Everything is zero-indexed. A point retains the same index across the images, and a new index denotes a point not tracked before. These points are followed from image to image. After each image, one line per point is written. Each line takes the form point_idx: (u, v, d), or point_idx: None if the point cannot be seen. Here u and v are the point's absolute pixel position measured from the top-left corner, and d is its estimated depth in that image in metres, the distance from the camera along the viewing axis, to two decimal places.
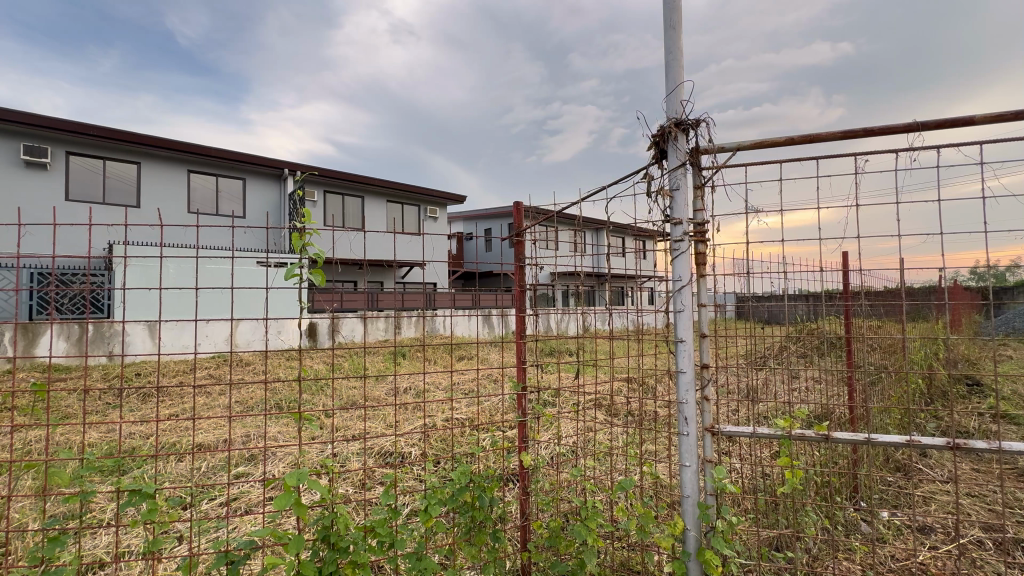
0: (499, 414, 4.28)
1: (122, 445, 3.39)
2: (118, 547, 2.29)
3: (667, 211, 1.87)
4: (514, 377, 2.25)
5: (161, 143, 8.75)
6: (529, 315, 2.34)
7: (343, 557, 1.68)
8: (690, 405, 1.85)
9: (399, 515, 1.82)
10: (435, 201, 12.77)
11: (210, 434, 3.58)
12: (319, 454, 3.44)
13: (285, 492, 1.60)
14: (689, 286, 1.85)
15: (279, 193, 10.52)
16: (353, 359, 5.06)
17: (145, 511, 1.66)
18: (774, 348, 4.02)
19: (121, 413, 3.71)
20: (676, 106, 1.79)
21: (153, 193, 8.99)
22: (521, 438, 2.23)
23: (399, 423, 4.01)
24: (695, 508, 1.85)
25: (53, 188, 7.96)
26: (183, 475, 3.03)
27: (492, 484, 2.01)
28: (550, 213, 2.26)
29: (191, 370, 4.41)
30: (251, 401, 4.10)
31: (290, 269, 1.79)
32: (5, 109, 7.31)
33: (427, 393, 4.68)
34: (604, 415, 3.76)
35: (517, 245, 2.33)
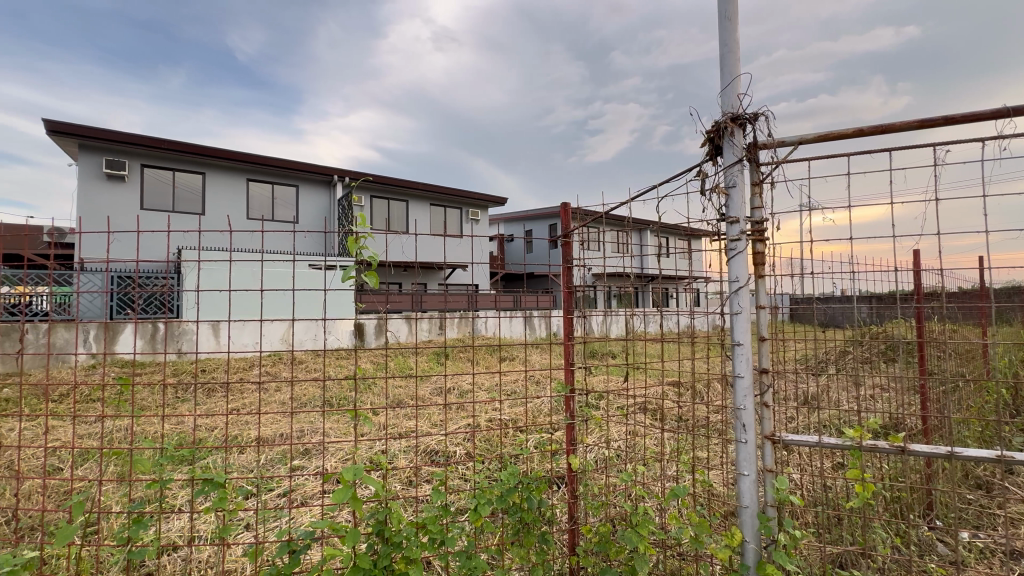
0: (543, 416, 4.28)
1: (192, 437, 3.64)
2: (190, 531, 2.45)
3: (723, 210, 1.81)
4: (562, 379, 2.22)
5: (224, 154, 9.36)
6: (578, 316, 2.31)
7: (397, 551, 1.72)
8: (748, 412, 1.77)
9: (448, 513, 1.85)
10: (477, 203, 12.94)
11: (269, 428, 3.78)
12: (369, 450, 3.56)
13: (342, 486, 1.66)
14: (747, 287, 1.77)
15: (329, 199, 10.99)
16: (400, 359, 5.20)
17: (217, 499, 1.76)
18: (835, 353, 3.80)
19: (190, 406, 3.98)
20: (732, 100, 1.73)
21: (217, 201, 9.61)
22: (570, 440, 2.18)
23: (444, 422, 4.08)
24: (755, 520, 1.77)
25: (131, 198, 8.67)
26: (246, 466, 3.22)
27: (540, 485, 2.01)
28: (598, 214, 2.23)
29: (251, 367, 4.66)
30: (305, 398, 4.30)
31: (347, 271, 1.85)
32: (91, 127, 8.03)
33: (471, 394, 4.75)
34: (651, 419, 3.68)
35: (565, 246, 2.31)
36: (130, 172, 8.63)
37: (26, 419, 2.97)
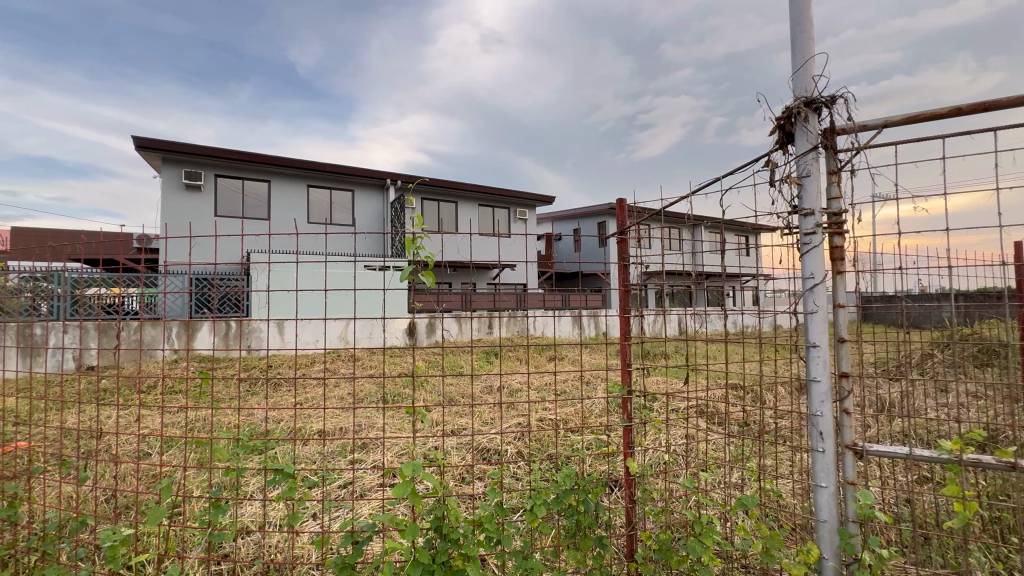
0: (594, 417, 4.21)
1: (261, 428, 3.87)
2: (262, 517, 2.61)
3: (796, 201, 1.68)
4: (619, 380, 2.15)
5: (287, 163, 9.93)
6: (635, 315, 2.20)
7: (455, 548, 1.73)
8: (826, 419, 1.64)
9: (504, 512, 1.85)
10: (525, 203, 12.96)
11: (330, 422, 3.96)
12: (424, 445, 3.64)
13: (402, 481, 1.70)
14: (824, 285, 1.64)
15: (382, 202, 11.39)
16: (451, 358, 5.29)
17: (287, 489, 1.85)
18: (917, 357, 3.47)
19: (259, 400, 4.24)
20: (806, 83, 1.61)
21: (280, 206, 10.21)
22: (628, 444, 2.09)
23: (495, 420, 4.12)
24: (834, 536, 1.64)
25: (206, 206, 9.37)
26: (310, 458, 3.38)
27: (597, 488, 1.96)
28: (656, 210, 2.14)
29: (313, 363, 4.89)
30: (363, 393, 4.47)
31: (404, 271, 1.88)
32: (172, 142, 8.76)
33: (521, 393, 4.76)
34: (708, 423, 3.53)
35: (621, 244, 2.22)
36: (205, 182, 9.33)
37: (121, 408, 3.27)
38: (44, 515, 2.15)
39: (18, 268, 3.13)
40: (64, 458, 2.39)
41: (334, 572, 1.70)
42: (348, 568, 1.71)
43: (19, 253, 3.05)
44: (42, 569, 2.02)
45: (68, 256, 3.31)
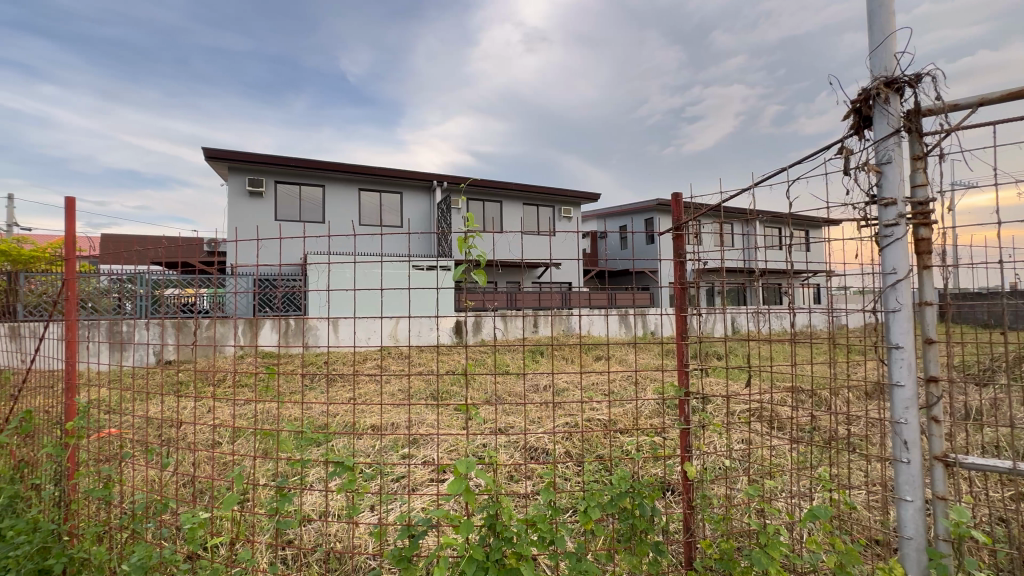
0: (643, 418, 4.11)
1: (319, 421, 4.06)
2: (322, 507, 2.73)
3: (874, 191, 1.56)
4: (676, 380, 2.04)
5: (340, 168, 10.36)
6: (693, 314, 2.08)
7: (508, 546, 1.73)
8: (911, 427, 1.51)
9: (558, 513, 1.83)
10: (569, 201, 12.86)
11: (382, 417, 4.09)
12: (473, 442, 3.69)
13: (457, 478, 1.72)
14: (908, 281, 1.51)
15: (429, 203, 11.65)
16: (498, 356, 5.33)
17: (347, 481, 1.91)
18: (1009, 361, 3.15)
19: (317, 394, 4.44)
20: (887, 61, 1.49)
21: (334, 210, 10.66)
22: (685, 448, 2.00)
23: (543, 419, 4.10)
24: (923, 555, 1.51)
25: (267, 211, 9.93)
26: (364, 451, 3.51)
27: (653, 492, 1.90)
28: (714, 204, 2.04)
29: (364, 360, 5.06)
30: (413, 390, 4.59)
31: (456, 271, 1.90)
32: (237, 152, 9.35)
33: (567, 393, 4.73)
34: (767, 428, 3.35)
35: (677, 240, 2.10)
36: (266, 189, 9.90)
37: (196, 400, 3.52)
38: (133, 497, 2.34)
39: (109, 271, 3.43)
40: (149, 445, 2.61)
41: (392, 564, 1.73)
42: (405, 560, 1.74)
43: (108, 257, 3.35)
44: (132, 546, 2.20)
45: (149, 260, 3.59)
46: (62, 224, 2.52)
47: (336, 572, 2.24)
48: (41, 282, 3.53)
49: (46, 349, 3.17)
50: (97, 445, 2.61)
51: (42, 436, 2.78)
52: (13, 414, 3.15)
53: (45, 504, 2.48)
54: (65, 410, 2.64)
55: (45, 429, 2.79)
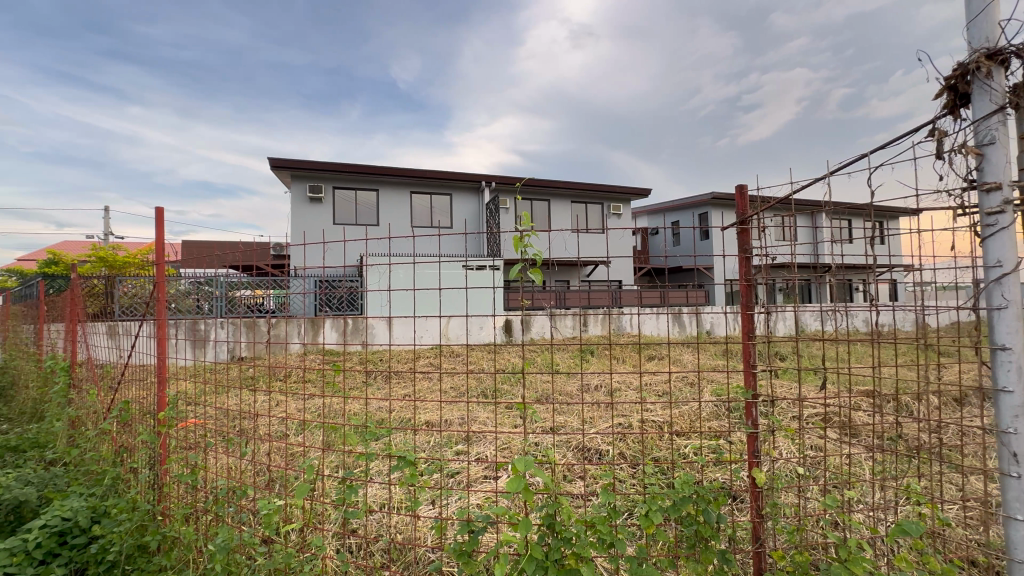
0: (700, 421, 3.96)
1: (377, 416, 4.21)
2: (383, 498, 2.84)
3: (973, 175, 1.41)
4: (742, 382, 1.93)
5: (392, 172, 10.72)
6: (760, 312, 1.94)
7: (568, 547, 1.72)
8: (1022, 438, 1.34)
9: (618, 515, 1.78)
10: (619, 197, 12.61)
11: (436, 414, 4.19)
12: (524, 441, 3.70)
13: (515, 475, 1.72)
14: (1018, 274, 1.35)
15: (477, 203, 11.80)
16: (547, 355, 5.32)
17: (409, 475, 1.96)
18: None
19: (374, 390, 4.61)
20: (990, 31, 1.34)
21: (387, 213, 11.04)
22: (753, 453, 1.88)
23: (595, 419, 4.05)
24: None
25: (326, 215, 10.44)
26: (419, 446, 3.61)
27: (719, 498, 1.82)
28: (783, 196, 1.91)
29: (417, 358, 5.19)
30: (464, 388, 4.67)
31: (512, 270, 1.89)
32: (299, 161, 9.90)
33: (619, 393, 4.65)
34: (839, 434, 3.12)
35: (742, 234, 1.96)
36: (325, 195, 10.42)
37: (267, 394, 3.76)
38: (215, 482, 2.53)
39: (190, 274, 3.72)
40: (228, 435, 2.81)
41: (453, 558, 1.76)
42: (465, 556, 1.76)
43: (190, 261, 3.63)
44: (216, 528, 2.37)
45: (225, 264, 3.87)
46: (153, 232, 2.77)
47: (399, 562, 2.32)
48: (134, 285, 3.89)
49: (138, 345, 3.48)
50: (184, 434, 2.85)
51: (137, 424, 3.07)
52: (113, 404, 3.50)
53: (143, 486, 2.74)
54: (157, 401, 2.90)
55: (140, 418, 3.08)
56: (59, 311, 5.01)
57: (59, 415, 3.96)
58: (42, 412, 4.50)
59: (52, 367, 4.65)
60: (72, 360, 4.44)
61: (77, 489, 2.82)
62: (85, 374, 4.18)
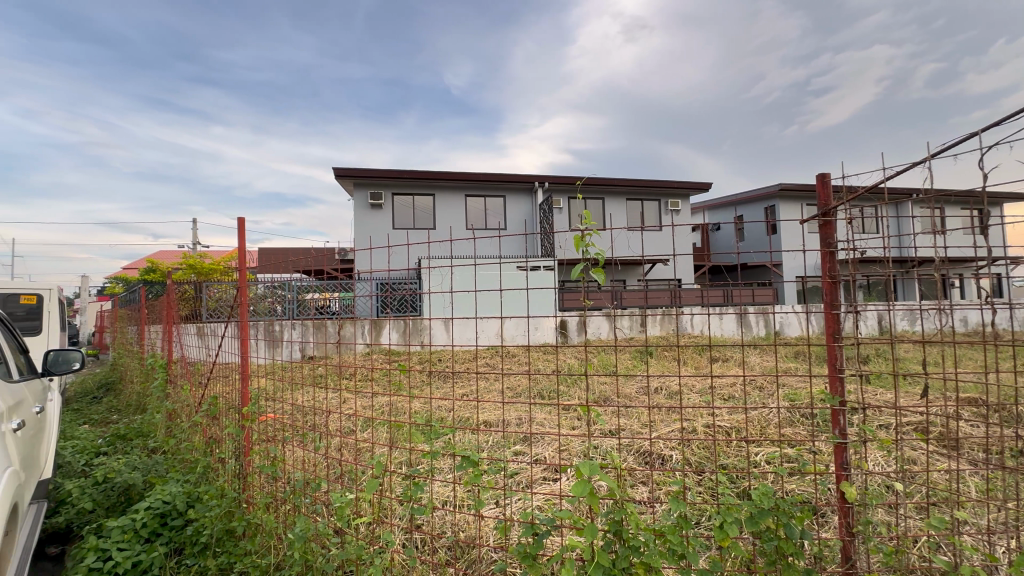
0: (773, 427, 3.72)
1: (438, 415, 4.32)
2: (446, 496, 2.91)
3: None
4: (826, 387, 1.77)
5: (448, 177, 10.98)
6: (847, 311, 1.77)
7: (636, 556, 1.66)
8: None
9: (689, 525, 1.70)
10: (677, 193, 12.15)
11: (494, 414, 4.23)
12: (583, 443, 3.65)
13: (580, 480, 1.68)
14: None
15: (531, 204, 11.82)
16: (605, 357, 5.21)
17: (473, 475, 1.97)
18: None
19: (434, 390, 4.73)
20: None
21: (443, 217, 11.32)
22: (842, 465, 1.72)
23: (656, 423, 3.92)
24: None
25: (385, 221, 10.88)
26: (479, 445, 3.66)
27: (803, 513, 1.68)
28: (874, 186, 1.73)
29: (475, 359, 5.26)
30: (521, 389, 4.68)
31: (573, 271, 1.87)
32: (361, 169, 10.38)
33: (682, 396, 4.47)
34: (938, 446, 2.81)
35: (825, 228, 1.80)
36: (385, 201, 10.86)
37: (335, 391, 3.96)
38: (292, 474, 2.70)
39: (267, 279, 3.99)
40: (303, 431, 2.98)
41: (518, 560, 1.75)
42: (530, 558, 1.74)
43: (266, 267, 3.89)
44: (293, 517, 2.52)
45: (297, 269, 4.13)
46: (236, 241, 2.99)
47: (463, 560, 2.35)
48: (219, 289, 4.24)
49: (223, 345, 3.79)
50: (263, 427, 3.05)
51: (224, 418, 3.34)
52: (203, 398, 3.83)
53: (229, 474, 2.96)
54: (241, 396, 3.14)
55: (226, 412, 3.34)
56: (158, 314, 5.58)
57: (159, 408, 4.40)
58: (145, 405, 5.03)
59: (153, 364, 5.19)
60: (168, 358, 4.92)
61: (175, 476, 3.12)
62: (179, 371, 4.61)
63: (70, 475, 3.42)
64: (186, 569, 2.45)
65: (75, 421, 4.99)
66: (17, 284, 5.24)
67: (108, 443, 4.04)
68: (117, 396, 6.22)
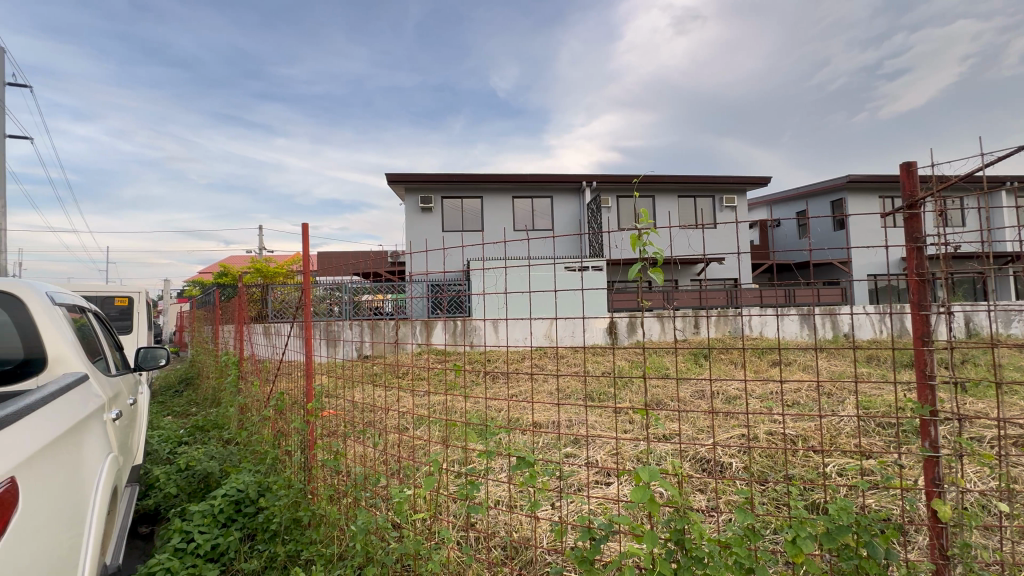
0: (844, 436, 3.47)
1: (489, 415, 4.37)
2: (499, 496, 2.94)
3: None
4: (914, 396, 1.63)
5: (495, 179, 11.09)
6: (938, 312, 1.61)
7: (699, 567, 1.59)
8: None
9: (758, 538, 1.61)
10: (733, 188, 11.62)
11: (544, 416, 4.24)
12: (636, 447, 3.56)
13: (639, 485, 1.63)
14: None
15: (578, 204, 11.70)
16: (657, 359, 5.07)
17: (528, 476, 1.95)
18: None
19: (484, 390, 4.79)
20: None
21: (490, 218, 11.44)
22: (934, 479, 1.58)
23: (713, 428, 3.77)
24: None
25: (435, 224, 11.15)
26: (530, 446, 3.67)
27: (888, 532, 1.54)
28: (974, 174, 1.56)
29: (525, 359, 5.27)
30: (571, 391, 4.64)
31: (630, 271, 1.82)
32: (412, 175, 10.70)
33: (741, 402, 4.27)
34: None
35: (912, 222, 1.66)
36: (435, 204, 11.13)
37: (389, 390, 4.08)
38: (352, 468, 2.81)
39: (327, 281, 4.19)
40: (361, 427, 3.10)
41: (575, 564, 1.72)
42: (587, 563, 1.71)
43: (326, 270, 4.09)
44: (354, 509, 2.62)
45: (354, 272, 4.30)
46: (300, 246, 3.16)
47: (517, 560, 2.36)
48: (283, 291, 4.50)
49: (288, 345, 4.01)
50: (326, 422, 3.20)
51: (289, 413, 3.53)
52: (271, 394, 4.09)
53: (296, 466, 3.14)
54: (305, 393, 3.32)
55: (291, 408, 3.54)
56: (230, 314, 6.00)
57: (232, 403, 4.74)
58: (220, 399, 5.43)
59: (226, 361, 5.59)
60: (240, 356, 5.28)
61: (247, 466, 3.35)
62: (249, 368, 4.94)
63: (158, 462, 3.74)
64: (258, 553, 2.61)
65: (161, 412, 5.47)
66: (111, 287, 5.81)
67: (189, 434, 4.40)
68: (195, 390, 6.76)
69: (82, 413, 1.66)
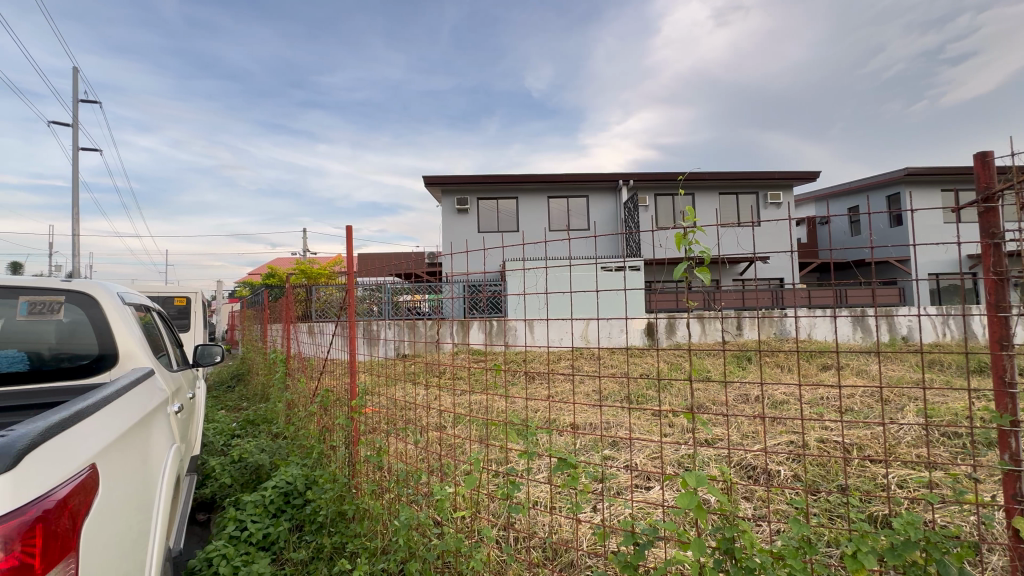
0: (905, 446, 3.26)
1: (526, 415, 4.37)
2: (537, 496, 2.94)
3: None
4: (991, 404, 1.50)
5: (531, 179, 11.09)
6: (1018, 313, 1.48)
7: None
8: None
9: (814, 550, 1.53)
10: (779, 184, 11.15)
11: (581, 417, 4.21)
12: (677, 451, 3.48)
13: (686, 491, 1.57)
14: None
15: (614, 203, 11.54)
16: (698, 362, 4.93)
17: (570, 477, 1.91)
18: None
19: (521, 390, 4.79)
20: None
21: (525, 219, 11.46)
22: (1015, 495, 1.45)
23: (759, 434, 3.62)
24: None
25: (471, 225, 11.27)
26: (567, 447, 3.64)
27: (962, 550, 1.43)
28: None
29: (561, 360, 5.24)
30: (609, 393, 4.58)
31: (676, 270, 1.77)
32: (448, 177, 10.86)
33: (789, 407, 4.08)
34: None
35: (988, 216, 1.54)
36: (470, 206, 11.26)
37: (428, 388, 4.15)
38: (394, 465, 2.88)
39: (369, 282, 4.30)
40: (402, 424, 3.16)
41: (618, 569, 1.68)
42: (631, 568, 1.67)
43: (367, 271, 4.21)
44: (395, 505, 2.68)
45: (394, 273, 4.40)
46: (344, 247, 3.27)
47: (557, 561, 2.35)
48: (327, 292, 4.66)
49: (333, 343, 4.15)
50: (368, 419, 3.28)
51: (334, 409, 3.66)
52: (316, 390, 4.24)
53: (340, 461, 3.24)
54: (349, 391, 3.41)
55: (336, 404, 3.66)
56: (278, 314, 6.28)
57: (280, 398, 4.95)
58: (268, 394, 5.69)
59: (275, 359, 5.85)
60: (287, 353, 5.50)
61: (295, 459, 3.48)
62: (295, 365, 5.15)
63: (213, 453, 3.96)
64: (306, 544, 2.71)
65: (215, 406, 5.78)
66: (171, 288, 6.19)
67: (241, 427, 4.63)
68: (245, 386, 7.11)
69: (149, 406, 1.78)
